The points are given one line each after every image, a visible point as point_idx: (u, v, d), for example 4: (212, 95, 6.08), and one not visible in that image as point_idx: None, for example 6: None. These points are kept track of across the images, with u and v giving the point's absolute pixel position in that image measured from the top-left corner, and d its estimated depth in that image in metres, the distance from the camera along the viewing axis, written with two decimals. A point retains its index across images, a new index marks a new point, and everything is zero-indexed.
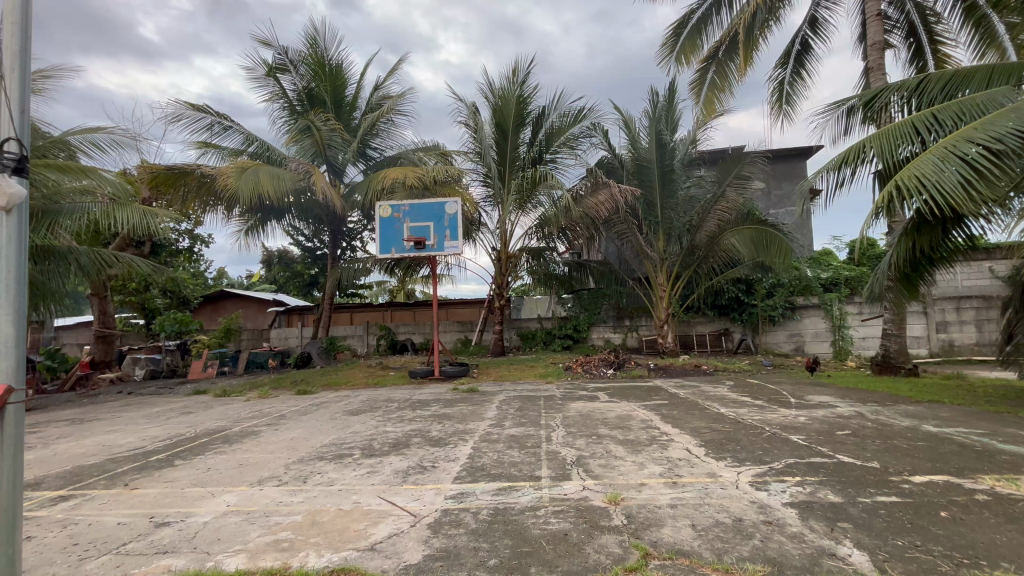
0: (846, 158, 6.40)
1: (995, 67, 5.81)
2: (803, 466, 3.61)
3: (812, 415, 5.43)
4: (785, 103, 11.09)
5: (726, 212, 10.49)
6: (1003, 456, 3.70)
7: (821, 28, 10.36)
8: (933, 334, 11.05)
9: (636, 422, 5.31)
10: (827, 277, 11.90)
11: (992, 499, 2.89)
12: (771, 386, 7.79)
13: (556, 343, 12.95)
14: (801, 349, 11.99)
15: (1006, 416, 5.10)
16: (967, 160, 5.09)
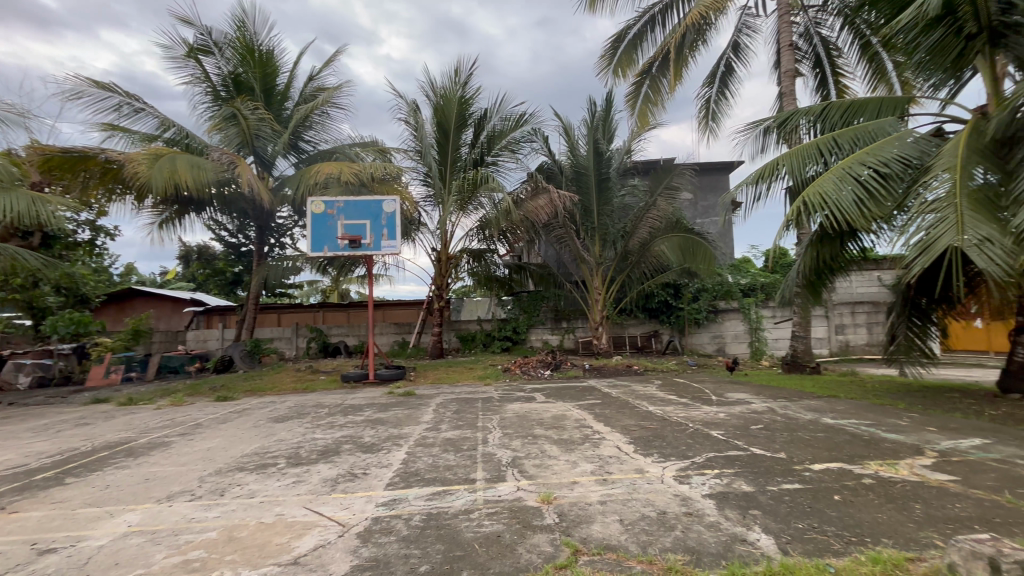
0: (762, 174, 6.97)
1: (884, 99, 6.57)
2: (721, 459, 3.87)
3: (730, 411, 5.84)
4: (711, 120, 11.88)
5: (657, 219, 10.95)
6: (886, 443, 4.20)
7: (743, 53, 11.23)
8: (833, 335, 12.28)
9: (570, 422, 5.45)
10: (746, 283, 12.85)
11: (877, 482, 3.25)
12: (694, 385, 8.26)
13: (495, 345, 13.01)
14: (722, 350, 12.85)
15: (889, 408, 5.78)
16: (860, 181, 5.75)
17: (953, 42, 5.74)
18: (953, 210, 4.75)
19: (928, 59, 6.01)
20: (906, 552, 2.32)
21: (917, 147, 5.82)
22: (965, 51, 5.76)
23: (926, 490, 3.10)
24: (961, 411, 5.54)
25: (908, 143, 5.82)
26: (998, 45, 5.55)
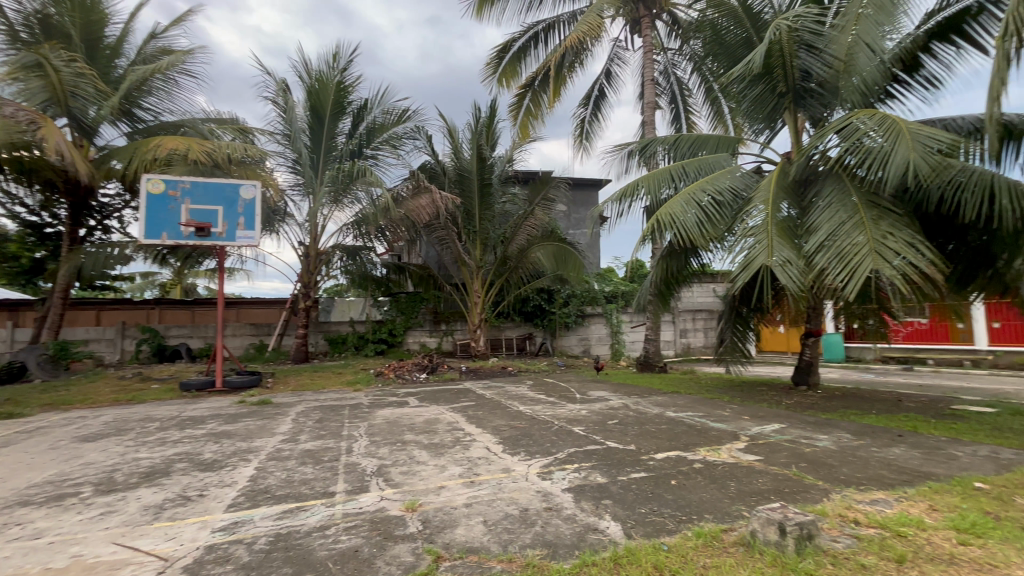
0: (625, 192, 7.69)
1: (720, 138, 7.72)
2: (580, 454, 4.16)
3: (591, 408, 6.32)
4: (585, 139, 12.81)
5: (534, 227, 11.42)
6: (713, 431, 4.90)
7: (613, 81, 12.35)
8: (678, 338, 14.09)
9: (442, 425, 5.41)
10: (610, 290, 14.08)
11: (704, 466, 3.78)
12: (562, 385, 8.81)
13: (369, 348, 12.45)
14: (588, 351, 13.88)
15: (716, 401, 6.78)
16: (701, 206, 6.68)
17: (770, 97, 6.92)
18: (767, 235, 5.73)
19: (752, 108, 7.21)
20: (722, 524, 2.70)
21: (742, 182, 6.96)
22: (778, 106, 6.96)
23: (739, 469, 3.68)
24: (766, 401, 6.74)
25: (736, 177, 6.94)
26: (800, 104, 6.87)
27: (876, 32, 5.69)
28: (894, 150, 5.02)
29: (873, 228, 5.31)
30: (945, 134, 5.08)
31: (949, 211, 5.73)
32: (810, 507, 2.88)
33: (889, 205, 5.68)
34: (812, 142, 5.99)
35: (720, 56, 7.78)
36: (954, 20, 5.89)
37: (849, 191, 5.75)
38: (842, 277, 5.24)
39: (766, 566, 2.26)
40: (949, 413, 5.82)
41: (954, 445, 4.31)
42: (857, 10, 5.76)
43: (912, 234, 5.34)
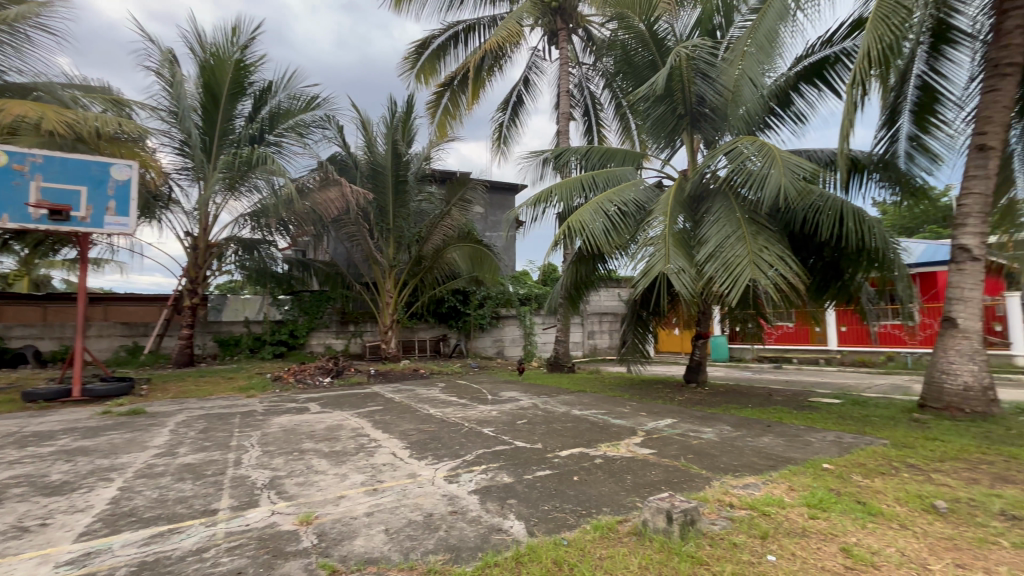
0: (539, 198, 7.91)
1: (627, 153, 8.22)
2: (488, 455, 4.18)
3: (502, 409, 6.39)
4: (503, 143, 12.97)
5: (450, 228, 11.26)
6: (614, 428, 5.20)
7: (531, 89, 12.67)
8: (586, 339, 14.80)
9: (346, 432, 5.14)
10: (524, 292, 14.31)
11: (604, 461, 3.98)
12: (474, 386, 8.83)
13: (266, 350, 11.52)
14: (501, 353, 14.05)
15: (619, 399, 7.21)
16: (608, 215, 7.07)
17: (670, 118, 7.56)
18: (665, 244, 6.23)
19: (654, 126, 7.78)
20: (618, 516, 2.86)
21: (645, 195, 7.48)
22: (676, 127, 7.62)
23: (635, 463, 3.93)
24: (662, 398, 7.30)
25: (640, 190, 7.45)
26: (695, 126, 7.55)
27: (758, 69, 6.35)
28: (770, 174, 5.70)
29: (752, 242, 5.98)
30: (808, 163, 5.86)
31: (810, 230, 6.61)
32: (694, 495, 3.15)
33: (764, 222, 6.43)
34: (705, 162, 6.61)
35: (629, 75, 8.30)
36: (817, 66, 6.92)
37: (734, 208, 6.43)
38: (727, 284, 5.84)
39: (654, 552, 2.43)
40: (807, 405, 6.73)
41: (809, 432, 4.97)
42: (743, 48, 6.38)
43: (782, 249, 6.08)
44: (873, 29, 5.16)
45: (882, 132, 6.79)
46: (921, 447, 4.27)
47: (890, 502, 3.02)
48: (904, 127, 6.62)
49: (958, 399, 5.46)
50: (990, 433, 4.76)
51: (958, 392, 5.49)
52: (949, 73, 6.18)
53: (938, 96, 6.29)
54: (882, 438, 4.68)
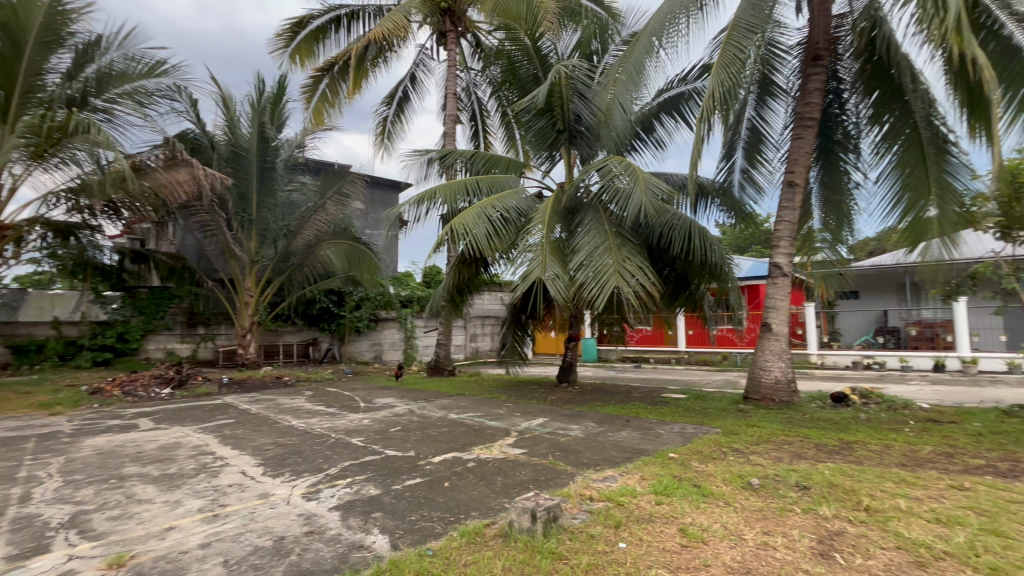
0: (423, 198, 7.74)
1: (510, 161, 8.43)
2: (355, 467, 3.92)
3: (374, 417, 6.08)
4: (387, 138, 12.47)
5: (324, 223, 10.47)
6: (488, 430, 5.26)
7: (418, 86, 12.40)
8: (468, 342, 14.87)
9: (184, 451, 4.44)
10: (405, 295, 13.78)
11: (476, 464, 3.99)
12: (345, 393, 8.31)
13: (82, 358, 9.49)
14: (379, 357, 13.46)
15: (496, 401, 7.33)
16: (490, 220, 7.17)
17: (550, 132, 7.99)
18: (542, 252, 6.51)
19: (536, 137, 8.12)
20: (486, 519, 2.88)
21: (526, 204, 7.74)
22: (555, 141, 8.07)
23: (506, 464, 4.00)
24: (536, 398, 7.61)
25: (521, 198, 7.69)
26: (573, 142, 8.05)
27: (627, 96, 6.76)
28: (633, 192, 6.28)
29: (617, 254, 6.53)
30: (665, 185, 6.58)
31: (665, 245, 7.42)
32: (558, 491, 3.30)
33: (628, 235, 7.06)
34: (579, 176, 7.07)
35: (514, 86, 8.56)
36: (674, 100, 7.84)
37: (603, 221, 6.96)
38: (595, 290, 6.28)
39: (518, 552, 2.48)
40: (660, 401, 7.52)
41: (660, 425, 5.56)
42: (615, 74, 6.78)
43: (642, 261, 6.72)
44: (716, 74, 5.98)
45: (722, 163, 7.93)
46: (743, 433, 5.03)
47: (719, 483, 3.49)
48: (738, 161, 7.80)
49: (771, 390, 6.58)
50: (792, 418, 5.81)
51: (771, 384, 6.61)
52: (771, 119, 7.46)
53: (763, 138, 7.55)
54: (715, 427, 5.42)
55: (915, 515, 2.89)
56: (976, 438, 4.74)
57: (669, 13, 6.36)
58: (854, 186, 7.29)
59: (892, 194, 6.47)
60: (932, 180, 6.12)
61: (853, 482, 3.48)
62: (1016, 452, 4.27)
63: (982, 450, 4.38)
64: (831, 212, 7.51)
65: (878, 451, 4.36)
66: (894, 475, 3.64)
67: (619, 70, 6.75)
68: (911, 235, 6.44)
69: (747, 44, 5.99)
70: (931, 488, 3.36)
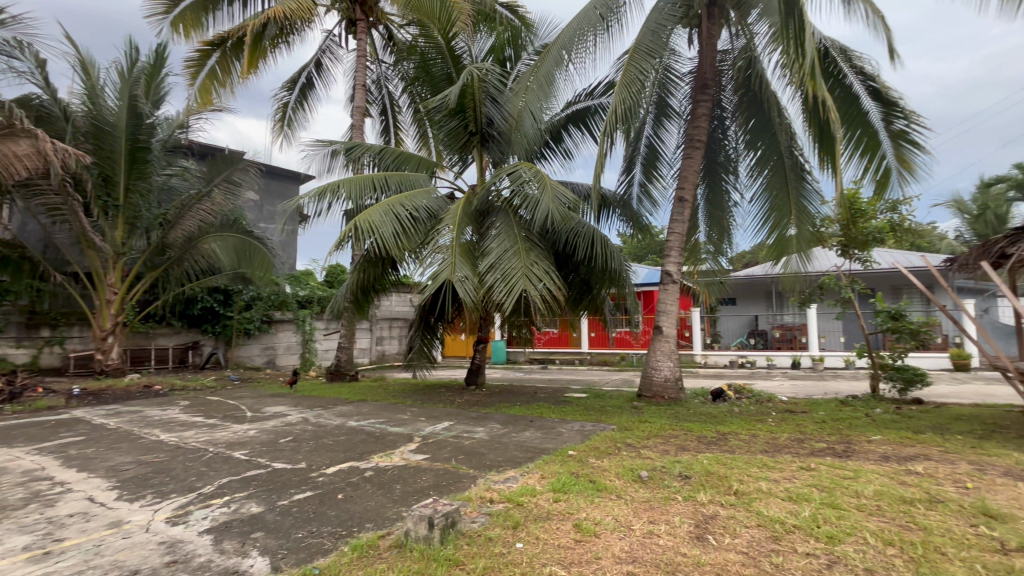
0: (325, 191, 7.27)
1: (421, 159, 8.24)
2: (235, 483, 3.54)
3: (262, 427, 5.56)
4: (287, 126, 11.57)
5: (209, 213, 9.42)
6: (390, 436, 5.06)
7: (324, 74, 11.68)
8: (373, 346, 14.26)
9: (11, 477, 3.69)
10: (304, 295, 12.78)
11: (374, 473, 3.80)
12: (230, 402, 7.51)
13: None
14: (272, 362, 12.40)
15: (400, 406, 7.09)
16: (398, 219, 6.94)
17: (462, 133, 7.96)
18: (452, 254, 6.45)
19: (447, 137, 8.04)
20: (380, 531, 2.75)
21: (436, 204, 7.60)
22: (467, 142, 8.07)
23: (406, 471, 3.87)
24: (442, 402, 7.49)
25: (431, 198, 7.53)
26: (484, 145, 8.10)
27: (537, 105, 6.88)
28: (541, 198, 6.45)
29: (525, 257, 6.66)
30: (571, 194, 6.85)
31: (570, 251, 7.72)
32: (458, 496, 3.26)
33: (536, 240, 7.25)
34: (490, 179, 7.12)
35: (426, 83, 8.41)
36: (581, 113, 8.23)
37: (513, 225, 7.07)
38: (504, 293, 6.33)
39: (413, 562, 2.40)
40: (563, 400, 7.79)
41: (562, 424, 5.76)
42: (526, 83, 6.91)
43: (549, 265, 6.92)
44: (620, 92, 6.35)
45: (623, 176, 8.47)
46: (636, 429, 5.39)
47: (612, 477, 3.69)
48: (637, 176, 8.38)
49: (661, 388, 7.14)
50: (678, 413, 6.34)
51: (661, 382, 7.18)
52: (666, 139, 8.12)
53: (658, 156, 8.20)
54: (611, 424, 5.73)
55: (772, 494, 3.29)
56: (821, 425, 5.55)
57: (578, 29, 6.66)
58: (733, 205, 8.20)
59: (762, 214, 7.37)
60: (792, 203, 7.07)
61: (726, 469, 3.87)
62: (849, 435, 5.07)
63: (825, 435, 5.13)
64: (713, 227, 8.36)
65: (746, 440, 4.91)
66: (758, 461, 4.13)
67: (530, 79, 6.90)
68: (775, 250, 7.39)
69: (647, 67, 6.45)
70: (786, 469, 3.86)
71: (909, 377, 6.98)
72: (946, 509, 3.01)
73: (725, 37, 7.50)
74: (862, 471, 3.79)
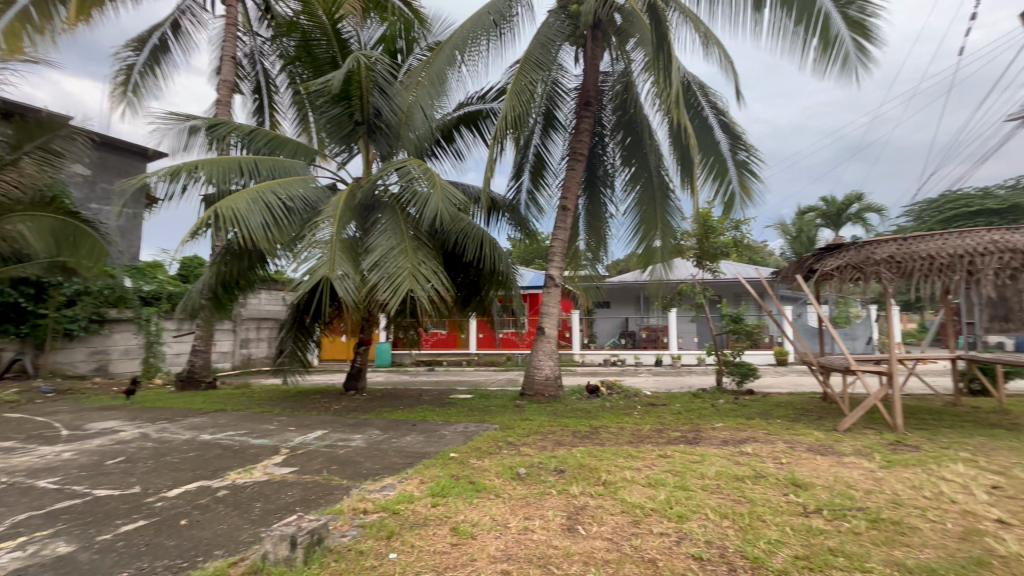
0: (178, 171, 6.32)
1: (300, 145, 7.58)
2: (35, 521, 2.87)
3: (83, 448, 4.61)
4: (132, 91, 9.85)
5: (13, 185, 7.47)
6: (252, 449, 4.54)
7: (183, 38, 10.19)
8: (237, 349, 12.75)
9: None
10: (149, 290, 10.93)
11: (229, 492, 3.37)
12: (39, 419, 6.13)
13: None
14: (102, 369, 10.42)
15: (266, 415, 6.41)
16: (269, 208, 6.29)
17: (346, 122, 7.51)
18: (331, 250, 6.02)
19: (330, 125, 7.51)
20: (231, 558, 2.43)
21: (315, 194, 7.05)
22: (352, 133, 7.63)
23: (268, 487, 3.49)
24: (316, 409, 6.96)
25: (309, 187, 6.96)
26: (371, 138, 7.73)
27: (428, 102, 6.73)
28: (430, 197, 6.33)
29: (412, 257, 6.47)
30: (461, 194, 6.84)
31: (459, 252, 7.68)
32: (327, 509, 3.03)
33: (424, 239, 7.09)
34: (377, 173, 6.80)
35: (308, 64, 7.77)
36: (472, 115, 8.26)
37: (400, 223, 6.82)
38: (388, 292, 6.06)
39: None
40: (446, 402, 7.73)
41: (445, 426, 5.70)
42: (417, 78, 6.74)
43: (437, 265, 6.81)
44: (510, 99, 6.50)
45: (512, 182, 8.69)
46: (517, 427, 5.55)
47: (492, 477, 3.73)
48: (525, 182, 8.67)
49: (542, 386, 7.45)
50: (557, 410, 6.67)
51: (542, 380, 7.49)
52: (552, 149, 8.51)
53: (545, 165, 8.57)
54: (494, 423, 5.83)
55: (635, 482, 3.61)
56: (677, 416, 6.26)
57: (471, 32, 6.69)
58: (609, 217, 8.88)
59: (633, 226, 8.10)
60: (658, 218, 7.89)
61: (596, 461, 4.16)
62: (698, 424, 5.78)
63: (678, 424, 5.79)
64: (592, 236, 8.97)
65: (615, 433, 5.33)
66: (624, 451, 4.50)
67: (422, 75, 6.74)
68: (643, 259, 8.15)
69: (536, 78, 6.70)
70: (647, 458, 4.26)
71: (744, 371, 8.18)
72: (768, 483, 3.56)
73: (607, 60, 8.11)
74: (707, 454, 4.34)
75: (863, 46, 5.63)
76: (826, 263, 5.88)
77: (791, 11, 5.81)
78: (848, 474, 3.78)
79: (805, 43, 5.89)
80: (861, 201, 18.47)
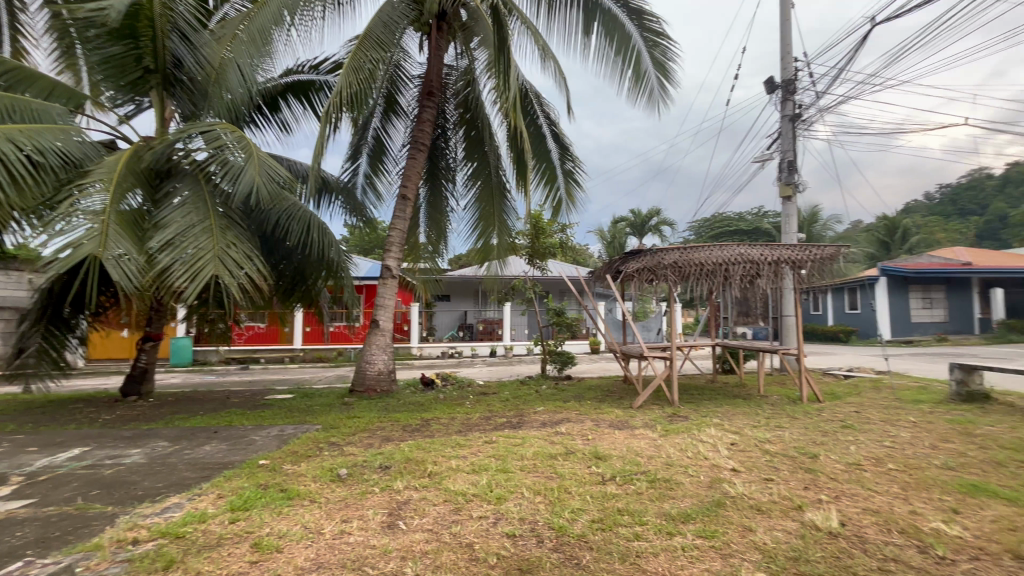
0: None
1: (59, 86, 5.89)
2: None
3: None
4: None
5: None
6: None
7: None
8: None
9: None
10: None
11: None
12: None
13: None
14: None
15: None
16: (4, 161, 4.67)
17: (132, 66, 6.09)
18: (103, 224, 4.79)
19: (106, 66, 6.00)
20: None
21: (79, 149, 5.51)
22: (142, 80, 6.24)
23: None
24: (76, 422, 5.51)
25: (72, 141, 5.43)
26: (168, 91, 6.44)
27: (247, 61, 5.84)
28: (245, 169, 5.48)
29: (219, 236, 5.52)
30: (284, 170, 6.09)
31: (281, 235, 6.83)
32: (78, 547, 2.41)
33: (236, 218, 6.13)
34: (174, 135, 5.66)
35: None
36: (303, 85, 7.45)
37: (204, 196, 5.77)
38: (185, 278, 5.07)
39: None
40: (260, 404, 6.87)
41: (256, 431, 5.05)
42: (234, 31, 5.79)
43: (251, 248, 5.96)
44: (346, 75, 6.00)
45: (347, 163, 8.14)
46: (343, 426, 5.21)
47: (307, 482, 3.42)
48: (363, 166, 8.19)
49: (374, 381, 7.15)
50: (388, 404, 6.48)
51: (374, 375, 7.19)
52: (393, 134, 8.20)
53: (385, 150, 8.22)
54: (317, 423, 5.38)
55: (459, 470, 3.69)
56: (504, 403, 6.64)
57: None
58: (450, 210, 8.92)
59: (473, 222, 8.30)
60: (496, 215, 8.20)
61: (423, 453, 4.13)
62: (522, 409, 6.20)
63: (505, 411, 6.13)
64: (432, 229, 8.90)
65: (445, 424, 5.38)
66: (452, 441, 4.57)
67: (239, 27, 5.81)
68: (481, 254, 8.39)
69: (376, 58, 6.36)
70: (473, 446, 4.40)
71: (564, 359, 9.07)
72: (575, 458, 4.00)
73: (452, 54, 8.13)
74: (527, 437, 4.68)
75: (663, 84, 6.69)
76: (629, 265, 6.89)
77: (613, 42, 6.60)
78: (637, 444, 4.47)
79: (621, 73, 6.75)
80: (659, 215, 22.04)
